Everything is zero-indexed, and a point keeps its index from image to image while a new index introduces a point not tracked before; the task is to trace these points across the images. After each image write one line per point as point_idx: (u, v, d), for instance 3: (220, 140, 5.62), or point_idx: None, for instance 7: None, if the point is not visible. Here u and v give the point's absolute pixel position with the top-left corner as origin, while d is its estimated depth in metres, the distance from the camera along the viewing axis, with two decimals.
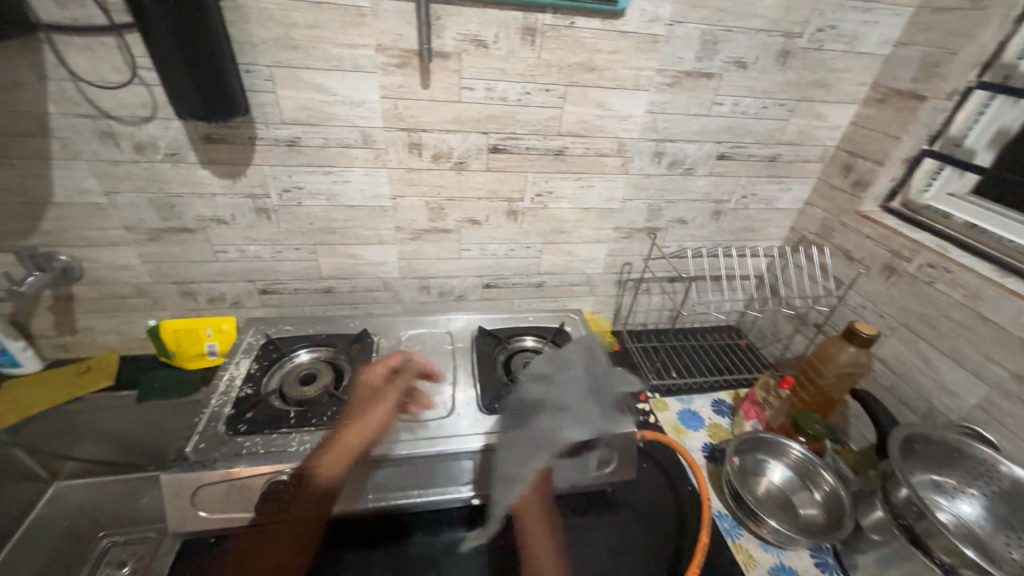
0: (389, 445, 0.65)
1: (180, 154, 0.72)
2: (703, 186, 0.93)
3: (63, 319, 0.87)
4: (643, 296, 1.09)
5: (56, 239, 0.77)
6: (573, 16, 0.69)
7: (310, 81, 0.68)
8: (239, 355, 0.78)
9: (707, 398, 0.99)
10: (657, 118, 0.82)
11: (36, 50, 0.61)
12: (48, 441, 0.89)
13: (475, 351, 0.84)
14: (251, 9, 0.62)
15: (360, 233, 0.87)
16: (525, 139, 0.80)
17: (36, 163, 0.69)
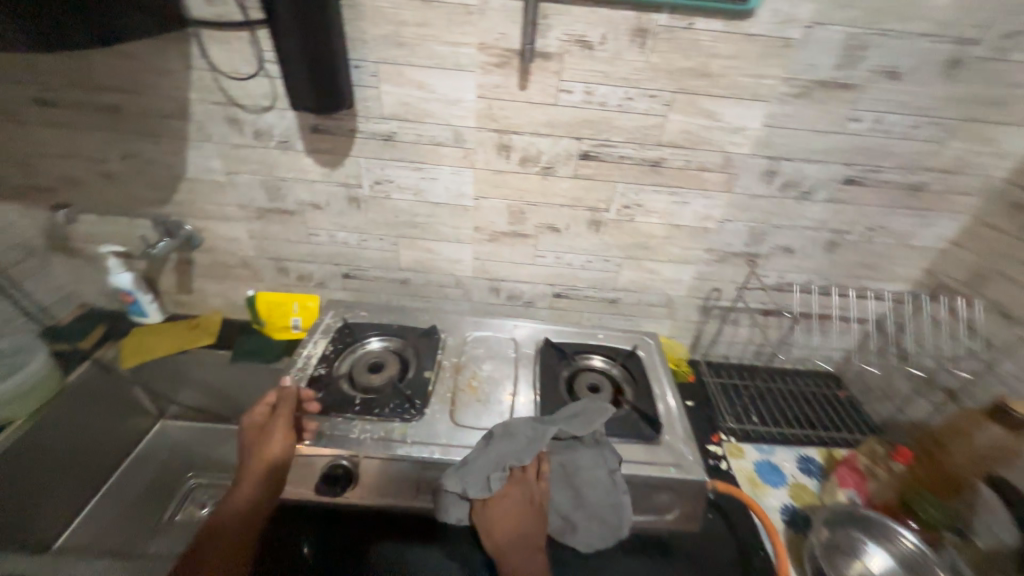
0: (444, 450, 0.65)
1: (290, 142, 0.77)
2: (821, 213, 0.81)
3: (183, 279, 0.99)
4: (728, 327, 0.99)
5: (184, 209, 0.87)
6: (692, 17, 0.63)
7: (412, 78, 0.70)
8: (318, 334, 0.83)
9: (793, 453, 0.86)
10: (774, 133, 0.72)
11: (186, 42, 0.68)
12: (158, 383, 1.01)
13: (538, 363, 0.81)
14: (366, 7, 0.64)
15: (440, 230, 0.88)
16: (619, 146, 0.75)
17: (177, 142, 0.79)
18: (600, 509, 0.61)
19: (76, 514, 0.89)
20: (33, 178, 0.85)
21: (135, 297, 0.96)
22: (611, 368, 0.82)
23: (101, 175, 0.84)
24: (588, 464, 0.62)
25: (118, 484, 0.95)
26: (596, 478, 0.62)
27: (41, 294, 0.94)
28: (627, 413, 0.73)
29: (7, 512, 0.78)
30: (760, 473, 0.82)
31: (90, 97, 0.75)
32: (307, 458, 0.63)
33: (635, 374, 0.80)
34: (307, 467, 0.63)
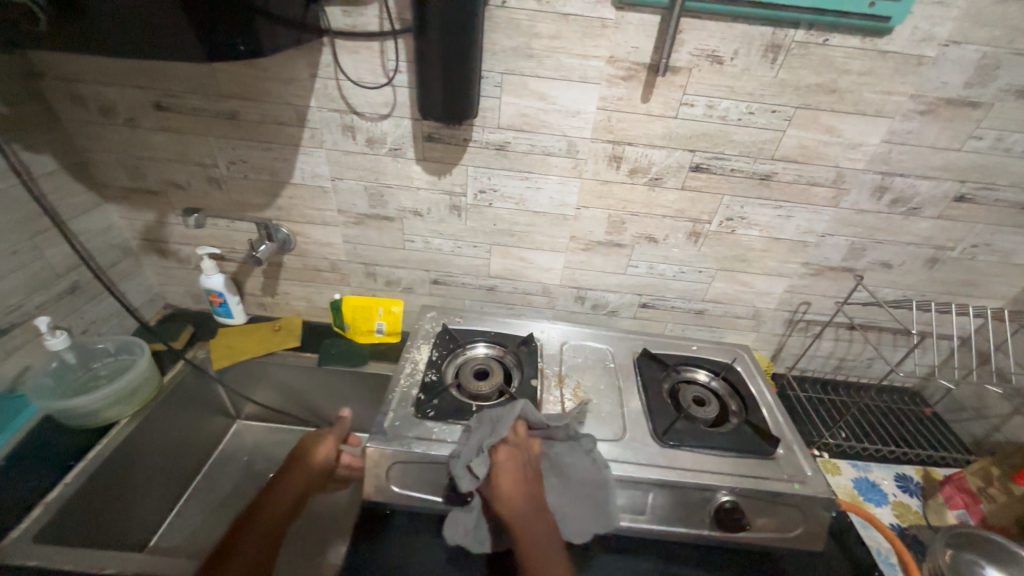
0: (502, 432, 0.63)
1: (401, 150, 0.78)
2: (926, 230, 0.81)
3: (270, 282, 1.00)
4: (814, 341, 0.98)
5: (285, 214, 0.88)
6: (828, 33, 0.63)
7: (535, 89, 0.70)
8: (420, 340, 0.84)
9: (890, 470, 0.86)
10: (892, 149, 0.72)
11: (317, 51, 0.69)
12: (238, 384, 0.99)
13: (639, 375, 0.82)
14: (500, 19, 0.65)
15: (536, 238, 0.88)
16: (732, 160, 0.75)
17: (288, 148, 0.79)
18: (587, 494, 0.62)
19: (168, 512, 0.89)
20: (140, 180, 0.85)
21: (223, 299, 0.96)
22: (712, 381, 0.83)
23: (207, 180, 0.84)
24: (577, 461, 0.63)
25: (203, 485, 0.96)
26: (577, 460, 0.63)
27: (134, 297, 0.97)
28: (739, 426, 0.73)
29: (115, 508, 0.77)
30: (861, 490, 0.82)
31: (210, 103, 0.75)
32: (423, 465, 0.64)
33: (737, 387, 0.81)
34: (420, 474, 0.64)
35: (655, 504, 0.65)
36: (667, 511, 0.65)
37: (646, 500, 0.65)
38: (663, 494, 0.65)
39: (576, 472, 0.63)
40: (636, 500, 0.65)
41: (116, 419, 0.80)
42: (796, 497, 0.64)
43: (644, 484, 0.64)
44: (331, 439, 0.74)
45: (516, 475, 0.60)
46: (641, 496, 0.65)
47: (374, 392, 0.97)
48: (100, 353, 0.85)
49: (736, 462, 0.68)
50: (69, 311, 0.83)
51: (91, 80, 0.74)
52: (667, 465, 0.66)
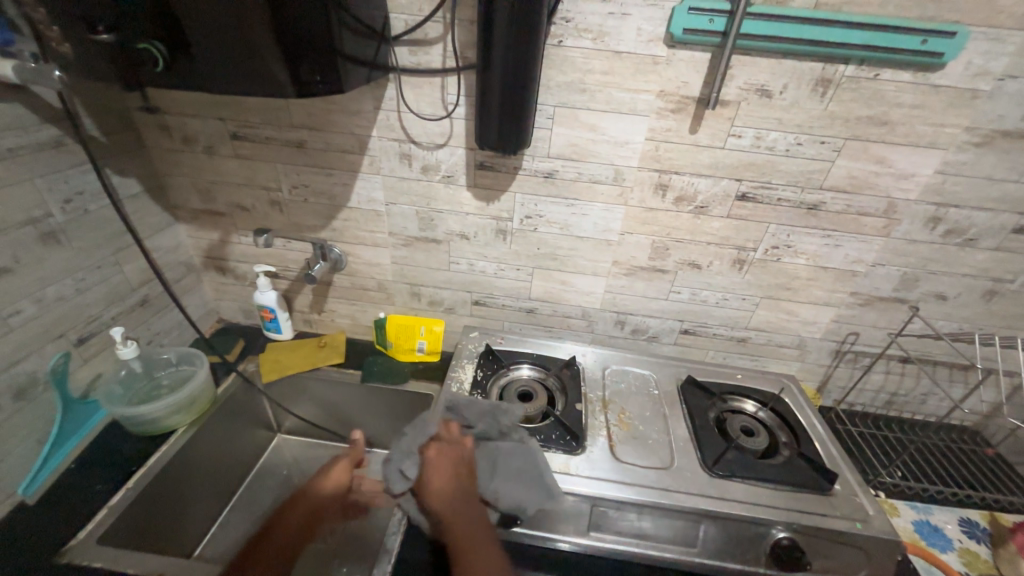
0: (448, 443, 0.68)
1: (454, 177, 0.82)
2: (983, 261, 0.79)
3: (318, 300, 1.04)
4: (864, 373, 0.95)
5: (338, 235, 0.93)
6: (879, 68, 0.64)
7: (585, 121, 0.73)
8: (465, 359, 0.86)
9: (953, 514, 0.81)
10: (947, 180, 0.72)
11: (382, 86, 0.74)
12: (283, 398, 1.03)
13: (685, 402, 0.81)
14: (556, 57, 0.69)
15: (578, 263, 0.90)
16: (779, 189, 0.76)
17: (348, 174, 0.84)
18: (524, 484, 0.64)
19: (213, 521, 0.91)
20: (209, 202, 0.92)
21: (275, 315, 1.01)
22: (760, 412, 0.81)
23: (270, 203, 0.90)
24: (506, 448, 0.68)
25: (245, 496, 0.98)
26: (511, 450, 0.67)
27: (193, 311, 1.02)
28: (792, 459, 0.71)
29: (168, 514, 0.80)
30: (923, 533, 0.78)
31: (280, 133, 0.81)
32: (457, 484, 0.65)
33: (787, 418, 0.79)
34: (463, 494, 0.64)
35: (708, 537, 0.64)
36: (720, 545, 0.64)
37: (700, 533, 0.64)
38: (718, 528, 0.63)
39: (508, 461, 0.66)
40: (688, 532, 0.64)
41: (175, 426, 0.84)
42: (857, 538, 0.61)
43: (698, 517, 0.63)
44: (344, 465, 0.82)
45: (444, 473, 0.65)
46: (693, 528, 0.64)
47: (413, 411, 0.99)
48: (163, 363, 0.90)
49: (792, 496, 0.66)
50: (138, 323, 0.88)
51: (177, 112, 0.81)
52: (723, 499, 0.64)
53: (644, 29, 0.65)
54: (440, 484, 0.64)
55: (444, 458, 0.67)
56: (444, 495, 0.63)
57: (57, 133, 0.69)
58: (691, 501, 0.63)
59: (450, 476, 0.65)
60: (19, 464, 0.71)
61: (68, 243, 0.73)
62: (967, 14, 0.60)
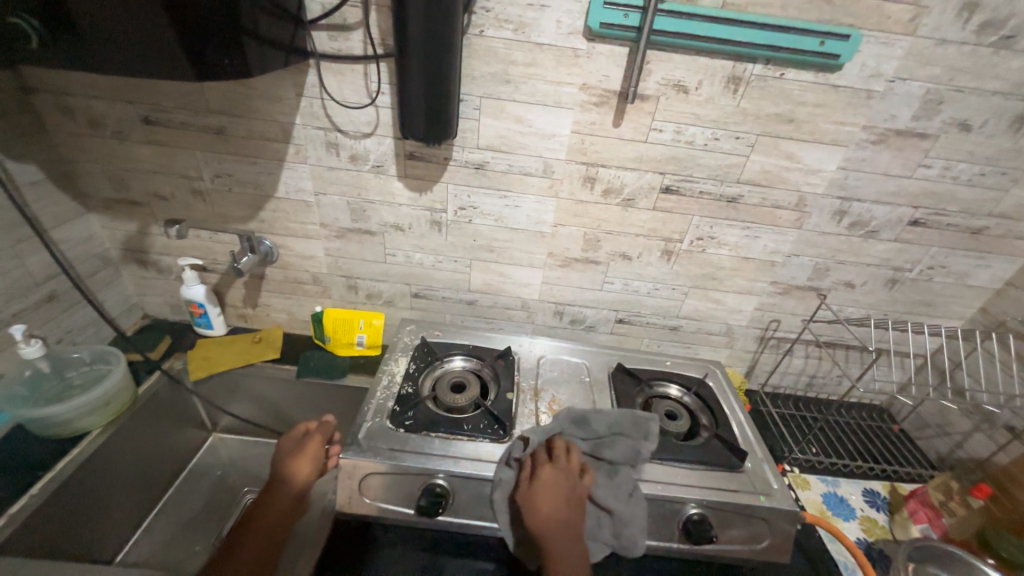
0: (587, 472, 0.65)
1: (384, 167, 0.81)
2: (884, 252, 0.85)
3: (251, 294, 1.00)
4: (785, 358, 1.01)
5: (268, 227, 0.90)
6: (785, 68, 0.68)
7: (512, 113, 0.74)
8: (399, 352, 0.86)
9: (857, 485, 0.88)
10: (849, 176, 0.77)
11: (304, 72, 0.72)
12: (215, 396, 0.99)
13: (614, 389, 0.83)
14: (478, 47, 0.68)
15: (514, 254, 0.90)
16: (700, 183, 0.79)
17: (273, 163, 0.81)
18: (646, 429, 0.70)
19: (136, 527, 0.86)
20: (124, 191, 0.86)
21: (204, 310, 0.96)
22: (684, 397, 0.85)
23: (191, 192, 0.86)
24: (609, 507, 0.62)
25: (174, 499, 0.93)
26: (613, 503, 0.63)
27: (112, 307, 0.96)
28: (709, 440, 0.75)
29: (82, 522, 0.76)
30: (829, 504, 0.84)
31: (197, 118, 0.77)
32: (361, 477, 0.65)
33: (709, 402, 0.83)
34: (381, 484, 0.65)
35: (622, 521, 0.62)
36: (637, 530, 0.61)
37: (603, 522, 0.63)
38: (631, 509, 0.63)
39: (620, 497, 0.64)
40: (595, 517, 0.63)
41: (89, 428, 0.79)
42: (760, 512, 0.65)
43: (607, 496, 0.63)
44: (313, 447, 0.70)
45: (552, 500, 0.60)
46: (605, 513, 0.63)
47: (352, 405, 0.97)
48: (75, 363, 0.85)
49: (705, 474, 0.69)
50: (45, 320, 0.83)
51: (80, 94, 0.76)
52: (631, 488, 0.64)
53: (563, 21, 0.66)
54: (548, 509, 0.59)
55: (562, 489, 0.61)
56: (546, 522, 0.59)
57: None
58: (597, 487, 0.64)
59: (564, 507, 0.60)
60: None
61: None
62: (859, 18, 0.63)
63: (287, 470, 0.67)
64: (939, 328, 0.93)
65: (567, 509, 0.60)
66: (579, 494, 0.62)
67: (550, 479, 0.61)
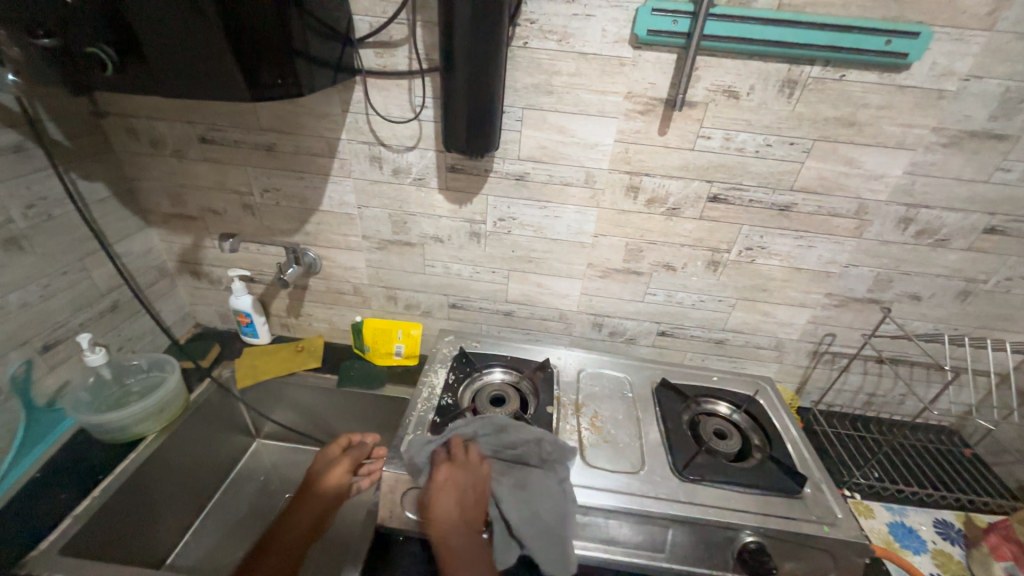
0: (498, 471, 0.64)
1: (426, 180, 0.81)
2: (955, 262, 0.79)
3: (294, 304, 1.03)
4: (841, 374, 0.95)
5: (312, 239, 0.92)
6: (845, 69, 0.64)
7: (555, 123, 0.73)
8: (438, 363, 0.86)
9: (927, 515, 0.81)
10: (916, 181, 0.72)
11: (350, 89, 0.74)
12: (260, 403, 1.01)
13: (658, 406, 0.80)
14: (522, 58, 0.68)
15: (553, 265, 0.89)
16: (750, 191, 0.76)
17: (318, 178, 0.84)
18: (560, 445, 0.66)
19: (186, 529, 0.89)
20: (180, 206, 0.91)
21: (250, 320, 0.99)
22: (734, 414, 0.81)
23: (242, 207, 0.89)
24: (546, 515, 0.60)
25: (221, 503, 0.96)
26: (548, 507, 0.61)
27: (166, 315, 1.01)
28: (762, 462, 0.71)
29: (139, 523, 0.79)
30: (897, 535, 0.78)
31: (249, 136, 0.80)
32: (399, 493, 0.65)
33: (761, 420, 0.79)
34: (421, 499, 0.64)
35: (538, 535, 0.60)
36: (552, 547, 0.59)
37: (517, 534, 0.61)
38: (541, 524, 0.59)
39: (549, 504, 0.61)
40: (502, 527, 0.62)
41: (146, 433, 0.83)
42: (822, 543, 0.61)
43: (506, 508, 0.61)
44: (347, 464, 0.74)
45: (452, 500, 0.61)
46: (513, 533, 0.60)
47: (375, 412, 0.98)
48: (133, 369, 0.89)
49: (760, 499, 0.66)
50: (108, 329, 0.88)
51: (145, 116, 0.80)
52: (542, 502, 0.61)
53: (609, 30, 0.64)
54: (446, 513, 0.60)
55: (461, 488, 0.62)
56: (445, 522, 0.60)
57: (17, 137, 0.69)
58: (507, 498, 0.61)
59: (462, 506, 0.60)
60: None
61: (31, 249, 0.73)
62: (929, 14, 0.59)
63: (316, 482, 0.71)
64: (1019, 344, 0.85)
65: (464, 507, 0.61)
66: (478, 488, 0.62)
67: (447, 479, 0.62)
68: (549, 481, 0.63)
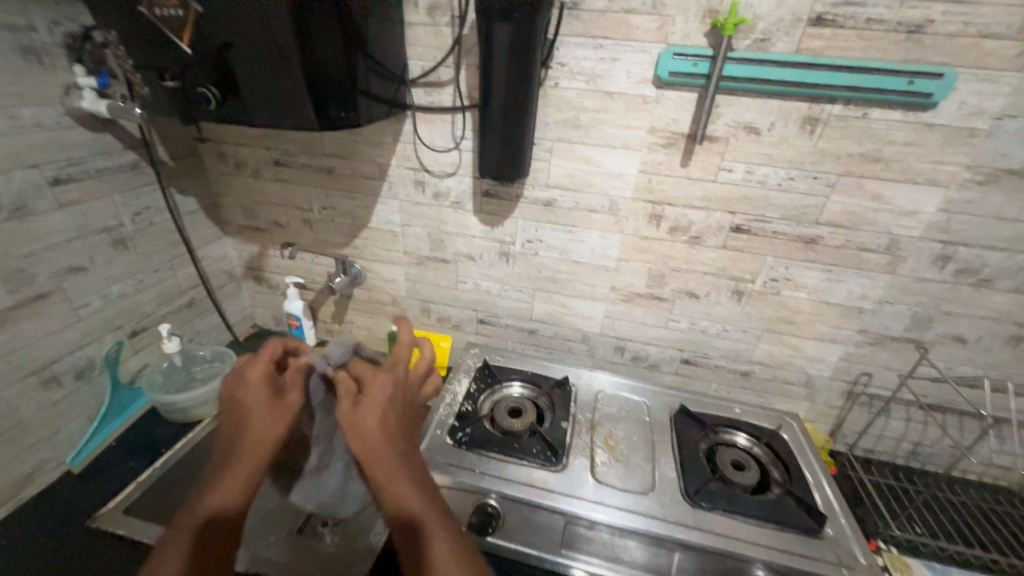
0: (468, 462, 0.71)
1: (462, 203, 0.89)
2: (1003, 304, 0.75)
3: (339, 311, 1.13)
4: (879, 417, 0.90)
5: (359, 252, 1.02)
6: (868, 107, 0.66)
7: (581, 154, 0.79)
8: (462, 373, 0.91)
9: None
10: (951, 219, 0.70)
11: (401, 122, 0.84)
12: None
13: (675, 431, 0.81)
14: (553, 96, 0.75)
15: (577, 287, 0.93)
16: (773, 223, 0.77)
17: (368, 198, 0.94)
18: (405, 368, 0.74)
19: None
20: (252, 219, 1.04)
21: (300, 323, 1.08)
22: (753, 447, 0.80)
23: (302, 221, 1.01)
24: (499, 493, 0.67)
25: None
26: (499, 486, 0.68)
27: (230, 315, 1.14)
28: (781, 497, 0.69)
29: None
30: None
31: (314, 161, 0.93)
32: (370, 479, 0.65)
33: (782, 455, 0.77)
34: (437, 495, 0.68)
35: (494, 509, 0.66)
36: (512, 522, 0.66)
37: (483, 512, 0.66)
38: (493, 500, 0.67)
39: (501, 485, 0.68)
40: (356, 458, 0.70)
41: (202, 416, 0.93)
42: None
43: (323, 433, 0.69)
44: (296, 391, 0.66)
45: (370, 415, 0.59)
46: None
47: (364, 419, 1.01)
48: (199, 358, 1.01)
49: (774, 534, 0.64)
50: (183, 322, 1.01)
51: (232, 142, 0.95)
52: (489, 476, 0.69)
53: (634, 72, 0.70)
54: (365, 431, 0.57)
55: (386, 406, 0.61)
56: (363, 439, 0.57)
57: (135, 157, 0.84)
58: (468, 476, 0.68)
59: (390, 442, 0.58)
60: (72, 436, 0.83)
61: (133, 249, 0.87)
62: (953, 56, 0.61)
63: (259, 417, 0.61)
64: None
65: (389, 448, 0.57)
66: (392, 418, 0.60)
67: (375, 388, 0.62)
68: (493, 464, 0.71)
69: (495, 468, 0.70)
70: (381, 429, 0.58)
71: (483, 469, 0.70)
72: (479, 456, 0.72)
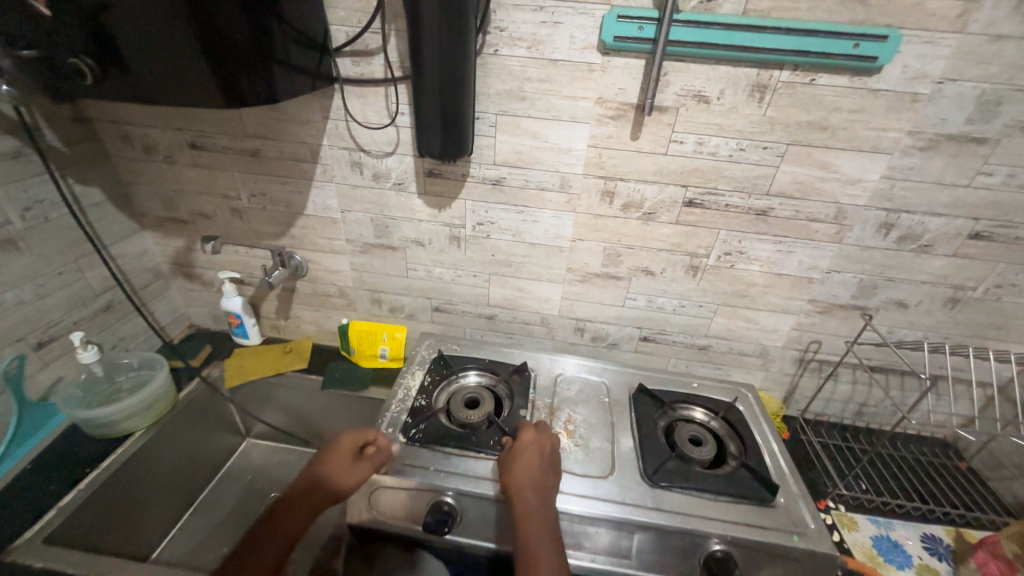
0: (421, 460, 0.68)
1: (405, 185, 0.83)
2: (941, 268, 0.77)
3: (283, 306, 1.05)
4: (828, 382, 0.92)
5: (299, 242, 0.94)
6: (815, 73, 0.64)
7: (527, 128, 0.74)
8: (415, 366, 0.87)
9: (914, 529, 0.78)
10: (894, 185, 0.71)
11: (329, 97, 0.76)
12: (247, 402, 1.02)
13: (634, 410, 0.80)
14: (494, 66, 0.69)
15: (533, 269, 0.89)
16: (725, 196, 0.75)
17: (301, 182, 0.86)
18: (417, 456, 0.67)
19: (172, 526, 0.90)
20: (173, 211, 0.94)
21: (241, 321, 1.00)
22: (710, 421, 0.80)
23: (230, 210, 0.92)
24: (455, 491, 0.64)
25: (206, 502, 0.97)
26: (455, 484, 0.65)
27: (160, 316, 1.04)
28: (735, 469, 0.70)
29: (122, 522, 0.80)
30: (880, 549, 0.75)
31: (236, 143, 0.83)
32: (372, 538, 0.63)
33: (737, 426, 0.78)
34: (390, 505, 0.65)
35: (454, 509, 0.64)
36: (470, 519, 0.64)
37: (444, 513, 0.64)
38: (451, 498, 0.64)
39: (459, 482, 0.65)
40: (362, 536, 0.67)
41: (133, 429, 0.85)
42: (787, 553, 0.60)
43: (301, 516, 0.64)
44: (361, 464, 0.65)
45: (528, 468, 0.64)
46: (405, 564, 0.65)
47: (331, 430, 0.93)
48: (124, 367, 0.92)
49: (730, 507, 0.64)
50: (102, 328, 0.91)
51: (138, 123, 0.84)
52: (444, 474, 0.66)
53: (576, 37, 0.65)
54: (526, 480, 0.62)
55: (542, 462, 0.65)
56: (522, 481, 0.62)
57: (16, 144, 0.73)
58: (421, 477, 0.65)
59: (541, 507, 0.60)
60: None
61: (27, 250, 0.76)
62: (896, 17, 0.59)
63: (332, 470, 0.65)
64: (1013, 354, 0.82)
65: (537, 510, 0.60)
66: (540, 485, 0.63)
67: (535, 446, 0.67)
68: (448, 459, 0.68)
69: (450, 465, 0.67)
70: (538, 486, 0.62)
71: (437, 466, 0.67)
72: (434, 453, 0.69)
